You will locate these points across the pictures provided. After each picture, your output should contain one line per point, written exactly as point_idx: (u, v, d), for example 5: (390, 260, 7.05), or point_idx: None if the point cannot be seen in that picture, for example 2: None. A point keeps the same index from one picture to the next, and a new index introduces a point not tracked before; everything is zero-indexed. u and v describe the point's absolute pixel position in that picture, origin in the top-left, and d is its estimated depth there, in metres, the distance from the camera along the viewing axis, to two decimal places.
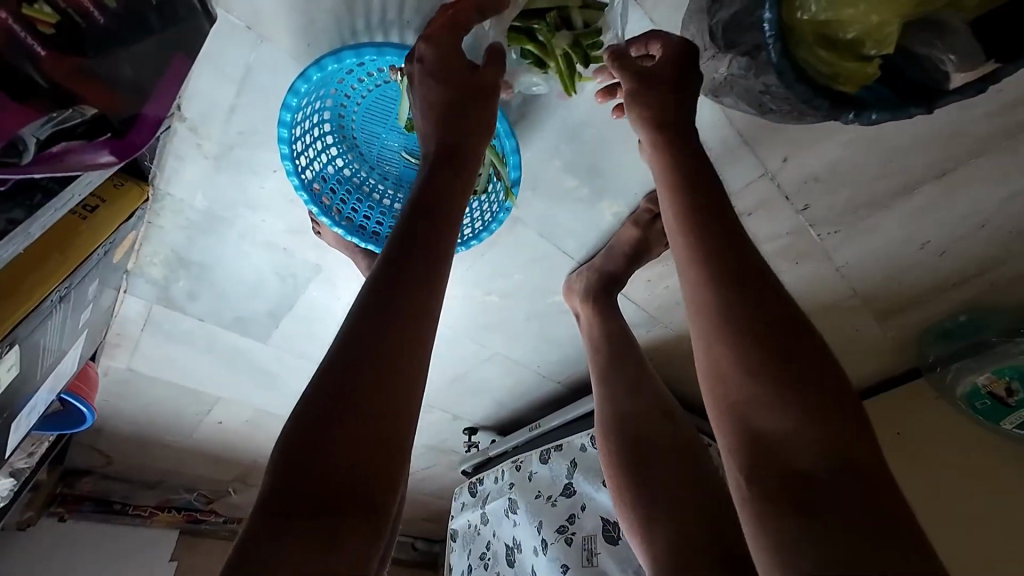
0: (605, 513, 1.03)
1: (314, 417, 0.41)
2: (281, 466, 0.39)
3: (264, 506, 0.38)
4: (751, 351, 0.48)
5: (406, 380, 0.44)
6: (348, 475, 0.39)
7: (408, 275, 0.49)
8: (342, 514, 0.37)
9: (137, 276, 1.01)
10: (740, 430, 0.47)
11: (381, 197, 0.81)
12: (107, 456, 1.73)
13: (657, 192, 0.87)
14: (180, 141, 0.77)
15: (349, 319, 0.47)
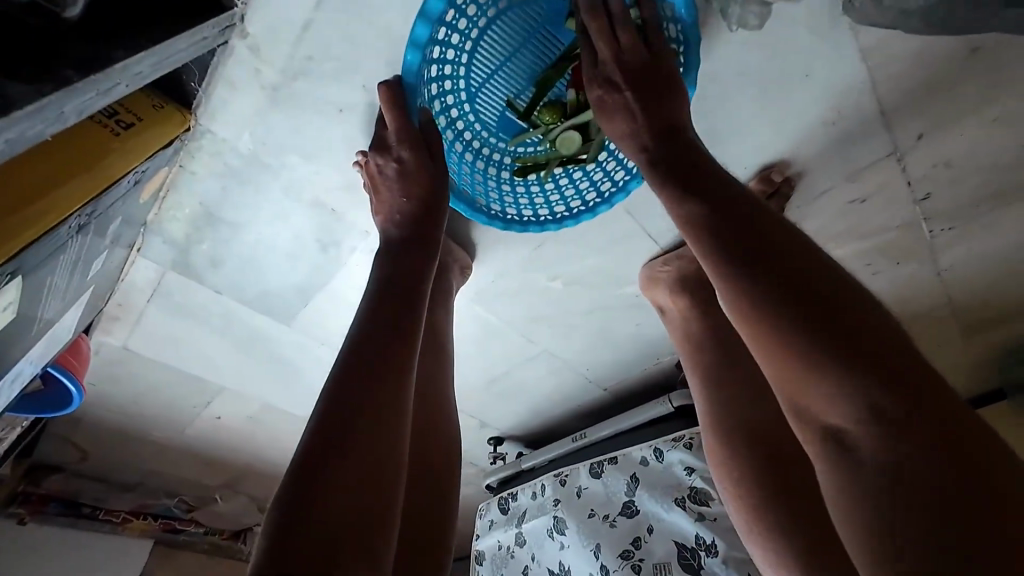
0: (679, 537, 0.90)
1: (309, 470, 0.43)
2: (277, 524, 0.40)
3: (276, 530, 0.40)
4: (791, 325, 0.40)
5: (388, 429, 0.47)
6: (346, 520, 0.41)
7: (386, 334, 0.53)
8: (343, 554, 0.39)
9: (153, 233, 0.86)
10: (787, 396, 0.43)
11: (482, 145, 0.75)
12: (82, 450, 1.53)
13: (768, 168, 0.77)
14: (237, 65, 0.64)
15: (328, 382, 0.50)
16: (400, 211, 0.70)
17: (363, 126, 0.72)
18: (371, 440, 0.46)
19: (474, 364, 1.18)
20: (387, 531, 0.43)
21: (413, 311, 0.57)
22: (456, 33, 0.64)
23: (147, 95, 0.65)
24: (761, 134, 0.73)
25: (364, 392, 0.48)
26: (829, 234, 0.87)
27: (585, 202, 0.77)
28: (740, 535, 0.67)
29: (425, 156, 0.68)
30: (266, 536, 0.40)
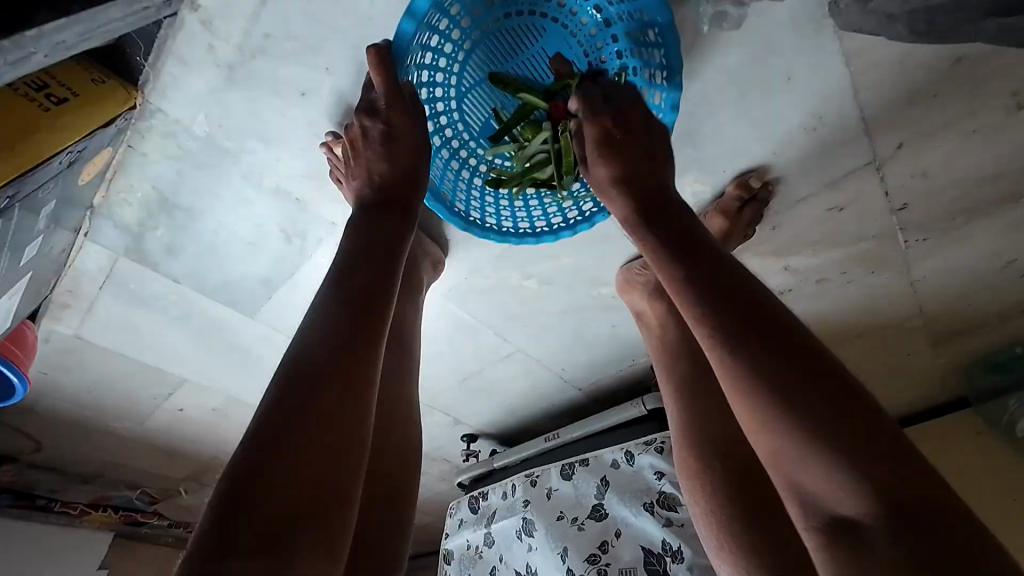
0: (646, 541, 0.89)
1: (260, 442, 0.37)
2: (220, 503, 0.35)
3: (218, 512, 0.34)
4: (775, 405, 0.37)
5: (355, 400, 0.42)
6: (296, 499, 0.36)
7: (359, 299, 0.48)
8: (295, 538, 0.34)
9: (102, 217, 0.81)
10: (780, 477, 0.38)
11: (465, 150, 0.71)
12: (36, 441, 1.46)
13: (748, 175, 0.76)
14: (188, 39, 0.60)
15: (292, 348, 0.44)
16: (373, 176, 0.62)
17: (328, 110, 0.68)
18: (341, 415, 0.41)
19: (446, 361, 1.15)
20: (347, 512, 0.38)
21: (391, 273, 0.52)
22: (455, 28, 0.62)
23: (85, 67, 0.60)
24: (741, 136, 0.71)
25: (329, 361, 0.43)
26: (806, 241, 0.86)
27: (562, 222, 0.75)
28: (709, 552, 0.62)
29: (413, 120, 0.61)
30: (206, 517, 0.34)
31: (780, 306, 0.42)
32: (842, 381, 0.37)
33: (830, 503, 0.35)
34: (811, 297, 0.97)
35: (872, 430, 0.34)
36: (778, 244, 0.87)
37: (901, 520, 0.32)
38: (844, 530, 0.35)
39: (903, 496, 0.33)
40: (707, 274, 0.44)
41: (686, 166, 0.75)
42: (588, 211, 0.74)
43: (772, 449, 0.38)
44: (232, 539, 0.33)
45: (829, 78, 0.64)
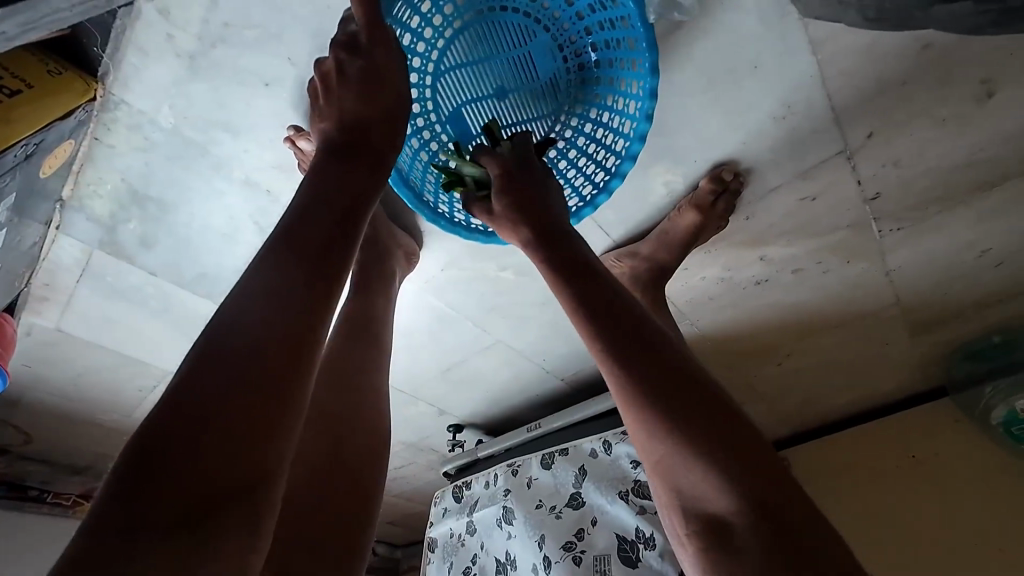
0: (620, 529, 0.90)
1: (175, 414, 0.33)
2: (119, 486, 0.31)
3: (116, 496, 0.30)
4: (663, 428, 0.47)
5: (291, 371, 0.37)
6: (215, 480, 0.32)
7: (307, 259, 0.42)
8: (210, 518, 0.31)
9: (74, 209, 0.81)
10: (670, 483, 0.49)
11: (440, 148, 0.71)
12: (25, 433, 1.47)
13: (721, 166, 0.76)
14: (147, 29, 0.59)
15: (224, 309, 0.39)
16: (340, 119, 0.55)
17: (294, 100, 0.67)
18: (273, 389, 0.36)
19: (428, 352, 1.16)
20: (275, 492, 0.34)
21: (350, 234, 0.46)
22: (428, 28, 0.63)
23: (41, 58, 0.59)
24: (711, 127, 0.71)
25: (265, 328, 0.38)
26: (780, 231, 0.86)
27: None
28: None
29: (395, 56, 0.56)
30: (105, 492, 0.31)
31: (659, 330, 0.53)
32: (711, 403, 0.47)
33: (706, 502, 0.45)
34: (788, 287, 0.97)
35: (732, 443, 0.44)
36: (752, 234, 0.87)
37: (758, 507, 0.42)
38: (714, 523, 0.44)
39: (755, 494, 0.42)
40: (610, 317, 0.53)
41: (656, 156, 0.75)
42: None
43: (662, 461, 0.48)
44: (134, 518, 0.30)
45: (797, 67, 0.63)
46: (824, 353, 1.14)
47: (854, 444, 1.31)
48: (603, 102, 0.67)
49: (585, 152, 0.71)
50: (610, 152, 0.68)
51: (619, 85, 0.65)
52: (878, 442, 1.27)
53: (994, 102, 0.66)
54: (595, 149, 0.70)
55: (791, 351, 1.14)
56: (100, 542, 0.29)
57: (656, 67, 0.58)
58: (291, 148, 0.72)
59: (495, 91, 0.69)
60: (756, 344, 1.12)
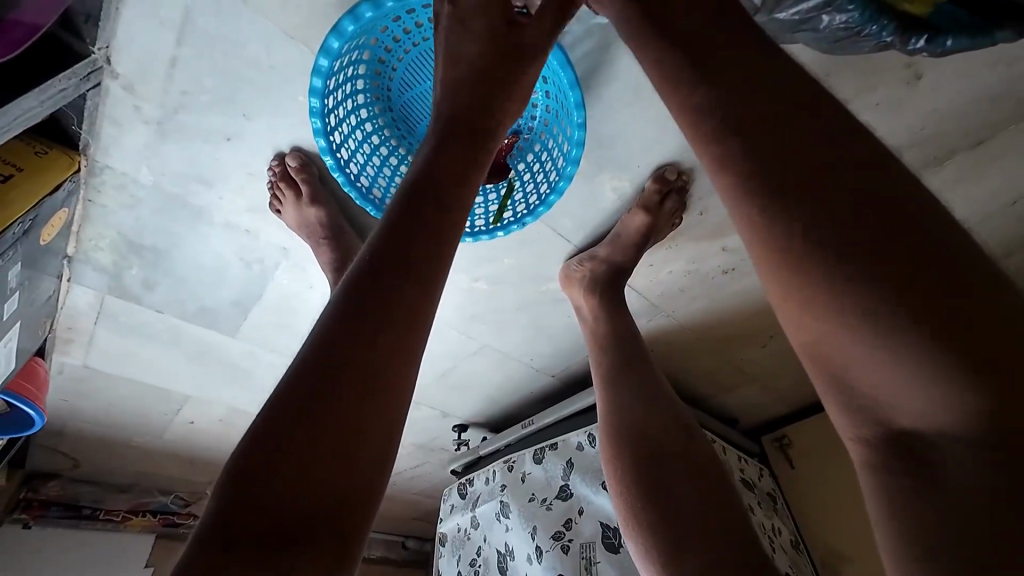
0: (605, 517, 0.95)
1: (273, 432, 0.34)
2: (227, 495, 0.32)
3: (223, 506, 0.32)
4: (833, 285, 0.30)
5: (380, 400, 0.37)
6: (310, 507, 0.32)
7: (403, 267, 0.42)
8: (304, 535, 0.31)
9: (82, 262, 0.90)
10: (820, 371, 0.34)
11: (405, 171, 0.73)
12: (72, 458, 1.62)
13: (664, 169, 0.79)
14: (116, 105, 0.66)
15: (320, 322, 0.40)
16: (322, 221, 0.80)
17: (254, 150, 0.74)
18: (368, 415, 0.37)
19: None
20: (362, 520, 0.34)
21: (443, 238, 0.45)
22: (362, 65, 0.62)
23: (31, 141, 0.67)
24: (647, 134, 0.74)
25: (367, 330, 0.39)
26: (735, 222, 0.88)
27: (489, 222, 0.74)
28: (625, 537, 0.69)
29: (331, 185, 0.80)
30: (216, 501, 0.33)
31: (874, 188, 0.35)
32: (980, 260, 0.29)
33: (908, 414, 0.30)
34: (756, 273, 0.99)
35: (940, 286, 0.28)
36: (710, 227, 0.89)
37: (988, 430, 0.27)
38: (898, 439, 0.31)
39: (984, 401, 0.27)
40: None
41: (601, 164, 0.78)
42: (519, 213, 0.73)
43: (823, 340, 0.32)
44: (230, 538, 0.30)
45: None
46: None
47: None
48: (554, 106, 0.67)
49: (540, 163, 0.71)
50: (558, 157, 0.68)
51: (563, 93, 0.64)
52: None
53: (924, 83, 0.67)
54: (553, 150, 0.69)
55: (772, 335, 1.14)
56: (201, 551, 0.30)
57: (574, 84, 0.59)
58: (271, 170, 0.76)
59: None
60: (735, 330, 1.13)
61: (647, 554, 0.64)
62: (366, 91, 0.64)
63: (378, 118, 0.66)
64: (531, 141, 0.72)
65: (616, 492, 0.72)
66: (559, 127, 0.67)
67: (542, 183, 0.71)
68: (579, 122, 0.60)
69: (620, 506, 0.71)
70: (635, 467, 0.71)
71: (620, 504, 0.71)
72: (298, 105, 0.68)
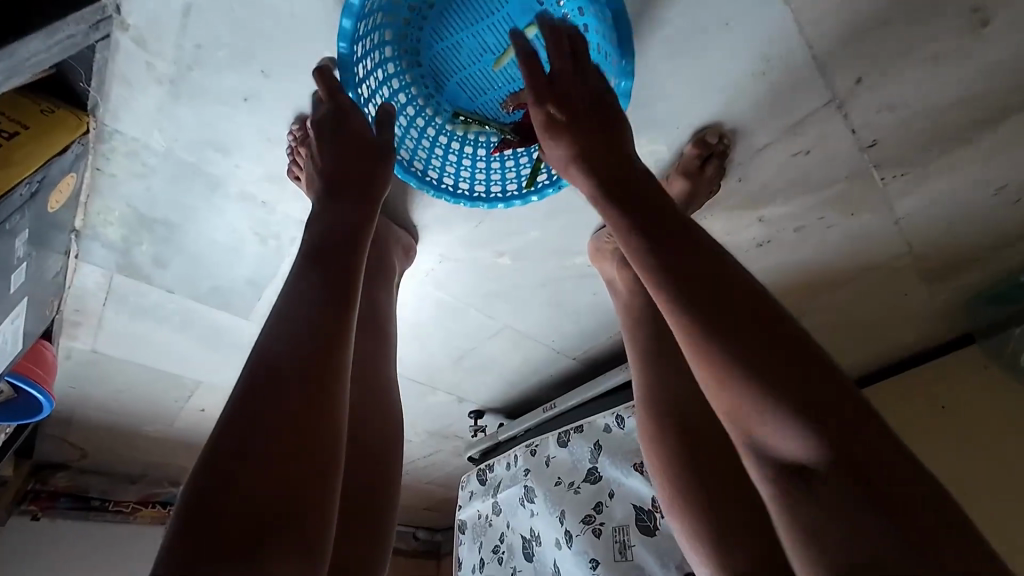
0: (637, 500, 0.91)
1: (232, 433, 0.36)
2: (194, 497, 0.33)
3: (190, 508, 0.33)
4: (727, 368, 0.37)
5: (327, 386, 0.40)
6: (278, 490, 0.34)
7: (327, 281, 0.46)
8: (277, 517, 0.33)
9: (90, 238, 0.86)
10: (733, 429, 0.38)
11: (436, 131, 0.70)
12: (81, 448, 1.58)
13: (707, 131, 0.74)
14: (127, 60, 0.62)
15: (262, 337, 0.42)
16: None
17: (272, 112, 0.69)
18: (319, 401, 0.39)
19: (438, 343, 1.18)
20: (324, 493, 0.36)
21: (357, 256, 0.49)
22: (391, 13, 0.61)
23: (34, 99, 0.62)
24: (691, 92, 0.70)
25: (306, 334, 0.42)
26: (775, 190, 0.84)
27: (522, 186, 0.72)
28: (671, 514, 0.66)
29: None
30: (183, 506, 0.33)
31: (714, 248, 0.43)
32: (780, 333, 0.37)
33: (786, 455, 0.36)
34: (791, 246, 0.95)
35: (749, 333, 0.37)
36: (747, 196, 0.85)
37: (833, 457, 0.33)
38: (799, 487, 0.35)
39: (859, 446, 0.33)
40: None
41: (638, 125, 0.74)
42: (554, 176, 0.69)
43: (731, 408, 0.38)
44: (209, 528, 0.31)
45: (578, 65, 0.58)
46: (840, 312, 1.10)
47: (885, 402, 1.24)
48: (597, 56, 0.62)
49: None
50: None
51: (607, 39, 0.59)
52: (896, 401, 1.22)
53: (992, 30, 0.63)
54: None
55: (803, 312, 1.10)
56: (177, 546, 0.31)
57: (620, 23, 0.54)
58: (291, 134, 0.72)
59: (484, 65, 0.65)
60: None
61: (695, 525, 0.62)
62: (394, 43, 0.63)
63: (405, 73, 0.66)
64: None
65: (657, 469, 0.69)
66: (601, 81, 0.66)
67: None
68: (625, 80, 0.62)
69: (663, 483, 0.68)
70: (676, 443, 0.68)
71: (663, 479, 0.68)
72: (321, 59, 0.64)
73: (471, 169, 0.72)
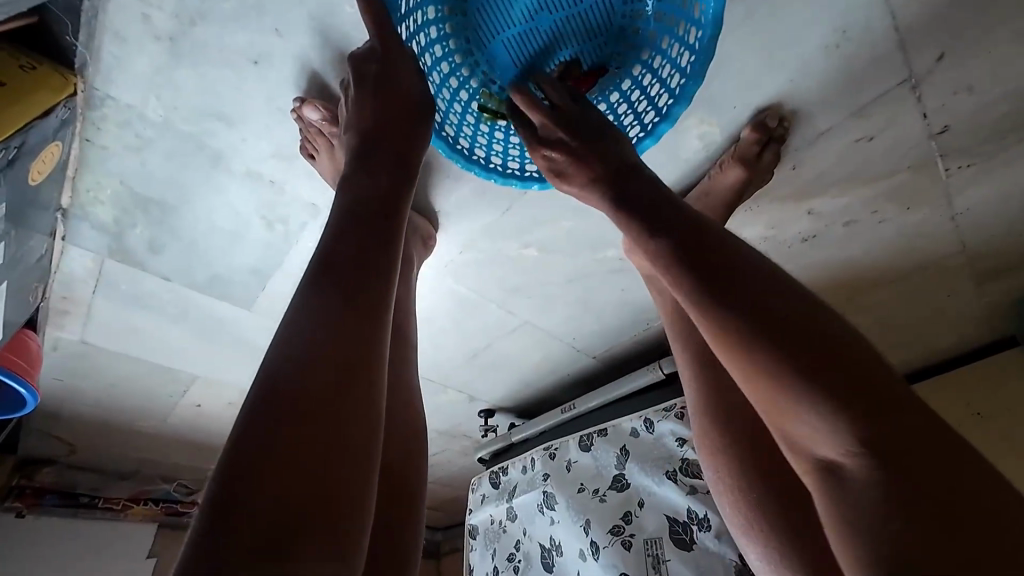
0: (671, 510, 0.85)
1: (256, 426, 0.29)
2: (211, 506, 0.26)
3: (206, 521, 0.26)
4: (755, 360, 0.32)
5: (363, 373, 0.33)
6: (309, 493, 0.27)
7: (361, 243, 0.38)
8: (311, 522, 0.26)
9: (78, 218, 0.78)
10: (773, 429, 0.34)
11: (471, 97, 0.62)
12: (68, 443, 1.50)
13: (764, 110, 0.67)
14: (120, 12, 0.54)
15: (289, 312, 0.35)
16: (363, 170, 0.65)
17: (283, 77, 0.61)
18: (355, 384, 0.32)
19: (451, 339, 1.12)
20: (368, 493, 0.29)
21: (392, 215, 0.42)
22: None
23: (13, 53, 0.54)
24: (753, 65, 0.62)
25: (337, 306, 0.34)
26: (828, 180, 0.77)
27: None
28: (743, 535, 0.58)
29: None
30: (200, 516, 0.26)
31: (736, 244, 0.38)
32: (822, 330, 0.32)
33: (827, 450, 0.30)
34: (837, 241, 0.88)
35: (783, 325, 0.32)
36: (798, 185, 0.78)
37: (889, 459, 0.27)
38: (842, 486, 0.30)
39: (895, 442, 0.28)
40: None
41: (691, 103, 0.66)
42: None
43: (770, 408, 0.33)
44: (226, 543, 0.25)
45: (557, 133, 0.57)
46: (879, 313, 1.04)
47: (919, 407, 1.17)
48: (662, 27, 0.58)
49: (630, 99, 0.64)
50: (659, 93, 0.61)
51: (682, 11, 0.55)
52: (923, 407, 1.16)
53: None
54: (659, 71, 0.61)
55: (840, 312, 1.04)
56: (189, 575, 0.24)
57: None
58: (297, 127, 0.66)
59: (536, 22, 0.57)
60: None
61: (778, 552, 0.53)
62: None
63: (450, 39, 0.59)
64: (619, 74, 0.63)
65: (726, 483, 0.61)
66: (673, 43, 0.58)
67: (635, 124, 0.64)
68: (709, 38, 0.53)
69: (734, 501, 0.60)
70: (743, 452, 0.60)
71: (736, 495, 0.59)
72: (342, 16, 0.56)
73: (505, 145, 0.66)
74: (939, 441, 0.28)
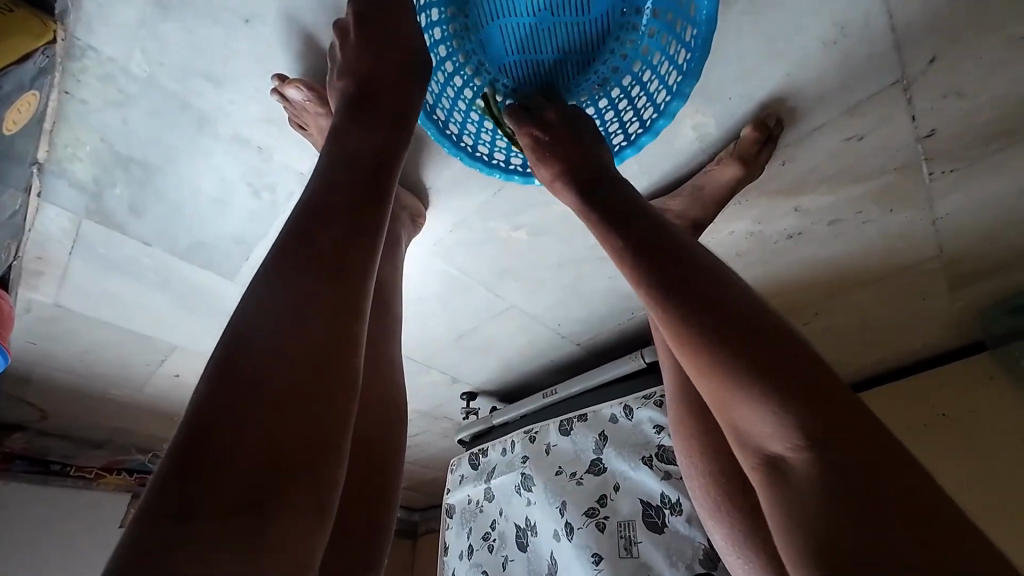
0: (645, 495, 0.87)
1: (221, 390, 0.28)
2: (168, 468, 0.25)
3: (162, 481, 0.25)
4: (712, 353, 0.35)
5: (340, 347, 0.32)
6: (271, 460, 0.26)
7: (342, 212, 0.37)
8: (276, 491, 0.26)
9: (55, 174, 0.75)
10: (723, 419, 0.37)
11: (469, 86, 0.62)
12: (40, 409, 1.47)
13: (759, 104, 0.68)
14: None
15: (259, 276, 0.33)
16: None
17: (276, 39, 0.60)
18: (328, 358, 0.31)
19: (437, 319, 1.11)
20: (336, 468, 0.29)
21: (380, 188, 0.40)
22: None
23: None
24: (751, 57, 0.63)
25: (312, 276, 0.33)
26: (816, 178, 0.78)
27: None
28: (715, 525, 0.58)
29: None
30: (155, 478, 0.25)
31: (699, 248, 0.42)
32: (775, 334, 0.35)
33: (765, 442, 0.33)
34: (821, 240, 0.90)
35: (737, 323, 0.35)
36: (787, 181, 0.79)
37: (826, 449, 0.30)
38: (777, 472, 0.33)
39: (833, 430, 0.30)
40: None
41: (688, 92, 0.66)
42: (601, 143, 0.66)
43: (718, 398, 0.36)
44: (185, 505, 0.24)
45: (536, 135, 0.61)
46: (856, 313, 1.07)
47: (886, 405, 1.21)
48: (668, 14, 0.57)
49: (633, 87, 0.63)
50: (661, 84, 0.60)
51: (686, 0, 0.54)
52: (893, 406, 1.20)
53: None
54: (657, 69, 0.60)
55: (819, 310, 1.07)
56: (142, 534, 0.23)
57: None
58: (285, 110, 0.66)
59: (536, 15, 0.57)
60: (784, 302, 1.05)
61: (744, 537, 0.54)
62: None
63: (449, 24, 0.58)
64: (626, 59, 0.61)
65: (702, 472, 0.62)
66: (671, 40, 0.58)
67: (641, 111, 0.63)
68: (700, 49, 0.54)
69: (709, 491, 0.60)
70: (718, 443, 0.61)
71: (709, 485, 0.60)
72: None
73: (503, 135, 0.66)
74: (882, 446, 0.30)
